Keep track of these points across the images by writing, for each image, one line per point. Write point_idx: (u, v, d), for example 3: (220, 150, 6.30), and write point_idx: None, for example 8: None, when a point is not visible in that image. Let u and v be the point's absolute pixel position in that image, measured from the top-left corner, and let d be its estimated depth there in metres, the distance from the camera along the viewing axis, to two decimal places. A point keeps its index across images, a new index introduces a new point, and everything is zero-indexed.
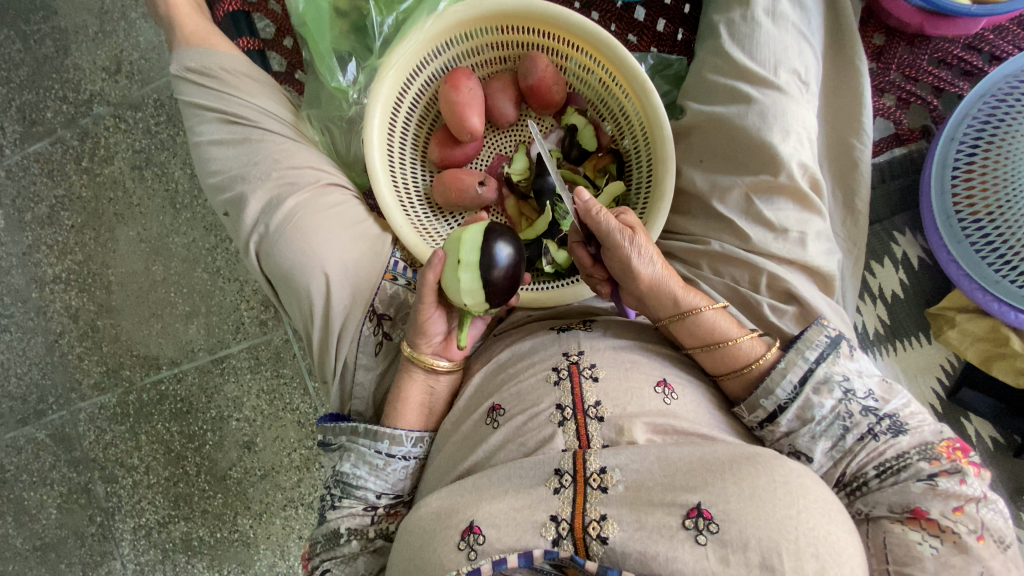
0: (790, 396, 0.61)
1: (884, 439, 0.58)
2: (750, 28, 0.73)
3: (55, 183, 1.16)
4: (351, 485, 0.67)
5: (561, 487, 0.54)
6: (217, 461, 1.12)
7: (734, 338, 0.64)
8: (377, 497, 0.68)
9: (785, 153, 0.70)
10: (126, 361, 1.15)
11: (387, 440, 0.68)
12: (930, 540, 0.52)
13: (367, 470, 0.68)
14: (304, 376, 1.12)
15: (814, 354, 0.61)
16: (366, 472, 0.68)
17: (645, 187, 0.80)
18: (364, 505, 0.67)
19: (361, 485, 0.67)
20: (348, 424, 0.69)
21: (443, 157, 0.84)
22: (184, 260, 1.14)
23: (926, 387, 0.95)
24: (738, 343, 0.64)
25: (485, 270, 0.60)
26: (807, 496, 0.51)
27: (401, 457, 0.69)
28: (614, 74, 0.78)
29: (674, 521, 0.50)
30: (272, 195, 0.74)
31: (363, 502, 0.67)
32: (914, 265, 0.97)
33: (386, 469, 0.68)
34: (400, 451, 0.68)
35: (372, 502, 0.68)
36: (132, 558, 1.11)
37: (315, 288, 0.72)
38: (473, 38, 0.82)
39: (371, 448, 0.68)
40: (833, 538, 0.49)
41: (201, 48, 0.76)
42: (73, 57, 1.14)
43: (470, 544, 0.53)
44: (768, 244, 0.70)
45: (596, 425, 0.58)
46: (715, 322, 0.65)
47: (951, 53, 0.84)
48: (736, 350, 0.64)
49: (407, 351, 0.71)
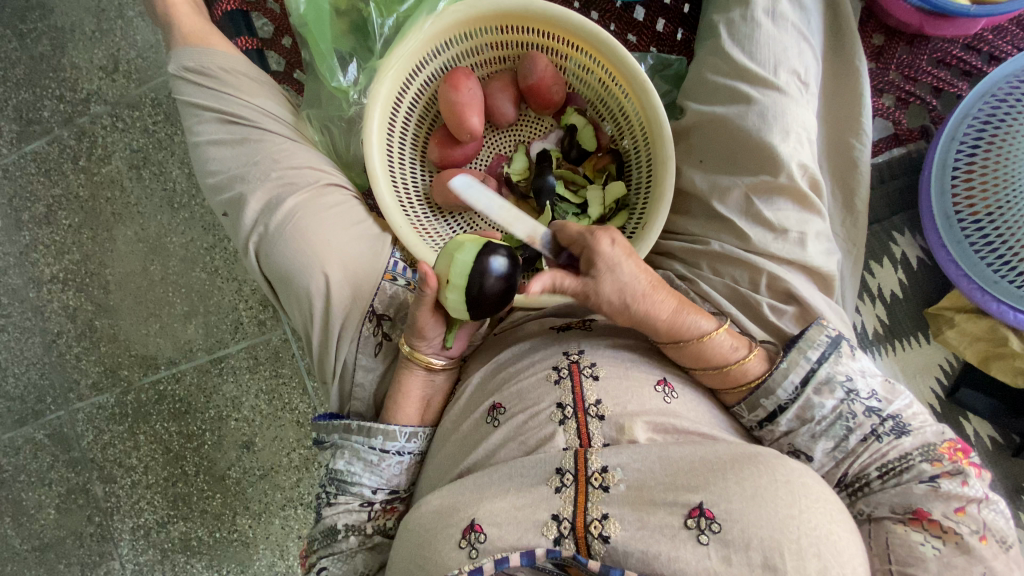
0: (791, 396, 0.61)
1: (887, 440, 0.58)
2: (750, 28, 0.73)
3: (52, 182, 1.16)
4: (347, 483, 0.67)
5: (562, 486, 0.54)
6: (216, 460, 1.12)
7: (742, 359, 0.63)
8: (374, 493, 0.68)
9: (785, 153, 0.70)
10: (124, 361, 1.14)
11: (381, 436, 0.68)
12: (932, 541, 0.52)
13: (362, 466, 0.68)
14: (303, 376, 1.12)
15: (817, 354, 0.61)
16: (361, 468, 0.68)
17: (645, 188, 0.80)
18: (361, 501, 0.67)
19: (357, 482, 0.67)
20: (342, 421, 0.69)
21: (442, 157, 0.84)
22: (182, 260, 1.14)
23: (926, 387, 0.95)
24: (746, 364, 0.63)
25: (471, 293, 0.59)
26: (808, 495, 0.51)
27: (395, 452, 0.68)
28: (614, 74, 0.78)
29: (676, 521, 0.50)
30: (271, 195, 0.74)
31: (359, 497, 0.67)
32: (914, 265, 0.97)
33: (381, 464, 0.68)
34: (395, 446, 0.68)
35: (369, 497, 0.68)
36: (131, 558, 1.11)
37: (315, 289, 0.72)
38: (473, 38, 0.82)
39: (366, 445, 0.68)
40: (834, 538, 0.50)
41: (199, 47, 0.76)
42: (70, 56, 1.14)
43: (471, 543, 0.53)
44: (768, 244, 0.70)
45: (596, 423, 0.58)
46: (726, 344, 0.63)
47: (950, 53, 0.85)
48: (744, 369, 0.63)
49: (406, 349, 0.70)
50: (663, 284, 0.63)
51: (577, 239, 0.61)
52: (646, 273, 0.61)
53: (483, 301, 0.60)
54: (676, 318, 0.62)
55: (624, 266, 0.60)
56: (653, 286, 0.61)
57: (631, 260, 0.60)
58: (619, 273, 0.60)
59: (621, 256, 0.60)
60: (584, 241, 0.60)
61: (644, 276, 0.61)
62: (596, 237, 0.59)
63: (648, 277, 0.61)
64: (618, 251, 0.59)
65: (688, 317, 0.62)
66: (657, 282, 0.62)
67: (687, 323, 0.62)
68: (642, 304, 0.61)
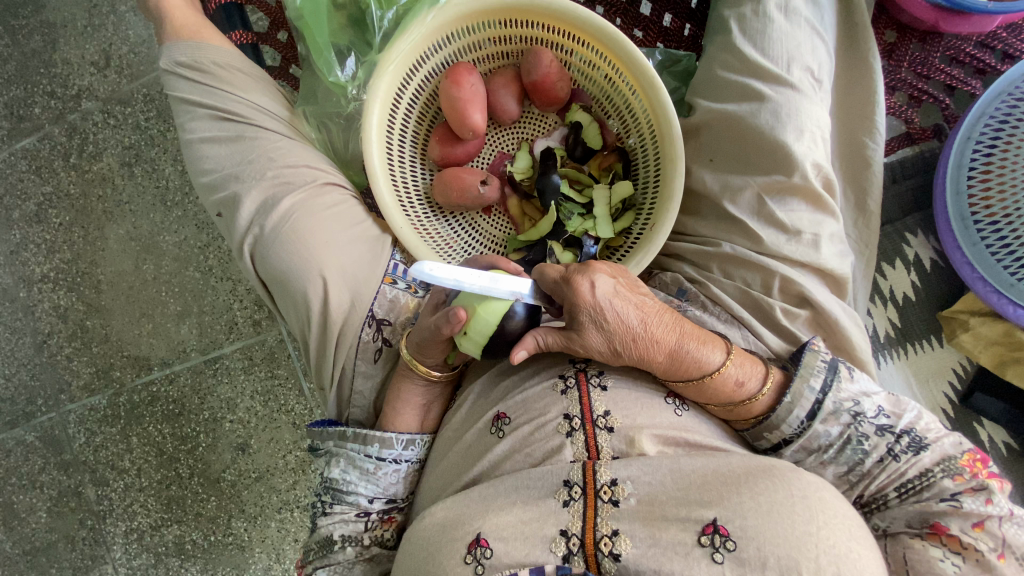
0: (797, 430, 0.59)
1: (905, 458, 0.56)
2: (761, 24, 0.71)
3: (44, 180, 1.13)
4: (342, 491, 0.65)
5: (570, 499, 0.52)
6: (210, 463, 1.10)
7: (754, 397, 0.59)
8: (370, 502, 0.65)
9: (799, 152, 0.67)
10: (116, 362, 1.12)
11: (377, 443, 0.66)
12: (952, 557, 0.50)
13: (357, 475, 0.65)
14: (299, 377, 1.09)
15: (820, 384, 0.59)
16: (357, 476, 0.65)
17: (653, 187, 0.78)
18: (357, 511, 0.65)
19: (352, 491, 0.65)
20: (336, 428, 0.66)
21: (443, 156, 0.81)
22: (175, 259, 1.11)
23: (938, 392, 0.94)
24: (756, 402, 0.59)
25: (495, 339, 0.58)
26: (826, 511, 0.49)
27: (392, 460, 0.66)
28: (621, 70, 0.76)
29: (689, 538, 0.48)
30: (266, 195, 0.71)
31: (355, 507, 0.65)
32: (926, 267, 0.95)
33: (377, 473, 0.66)
34: (391, 454, 0.66)
35: (365, 507, 0.65)
36: (124, 563, 1.09)
37: (313, 294, 0.69)
38: (475, 32, 0.79)
39: (361, 452, 0.65)
40: (855, 555, 0.47)
41: (191, 41, 0.73)
42: (61, 51, 1.11)
43: (477, 558, 0.51)
44: (781, 246, 0.68)
45: (605, 436, 0.55)
46: (737, 381, 0.59)
47: (964, 50, 0.82)
48: (754, 407, 0.60)
49: (406, 356, 0.66)
50: (661, 318, 0.57)
51: (556, 289, 0.58)
52: (637, 310, 0.57)
53: (507, 346, 0.59)
54: (677, 355, 0.57)
55: (606, 310, 0.55)
56: (645, 325, 0.56)
57: (615, 300, 0.56)
58: (602, 319, 0.55)
59: (601, 300, 0.55)
60: (560, 290, 0.57)
61: (633, 313, 0.56)
62: (570, 285, 0.56)
63: (639, 315, 0.56)
64: (596, 296, 0.55)
65: (691, 354, 0.57)
66: (651, 317, 0.57)
67: (691, 360, 0.57)
68: (636, 345, 0.56)
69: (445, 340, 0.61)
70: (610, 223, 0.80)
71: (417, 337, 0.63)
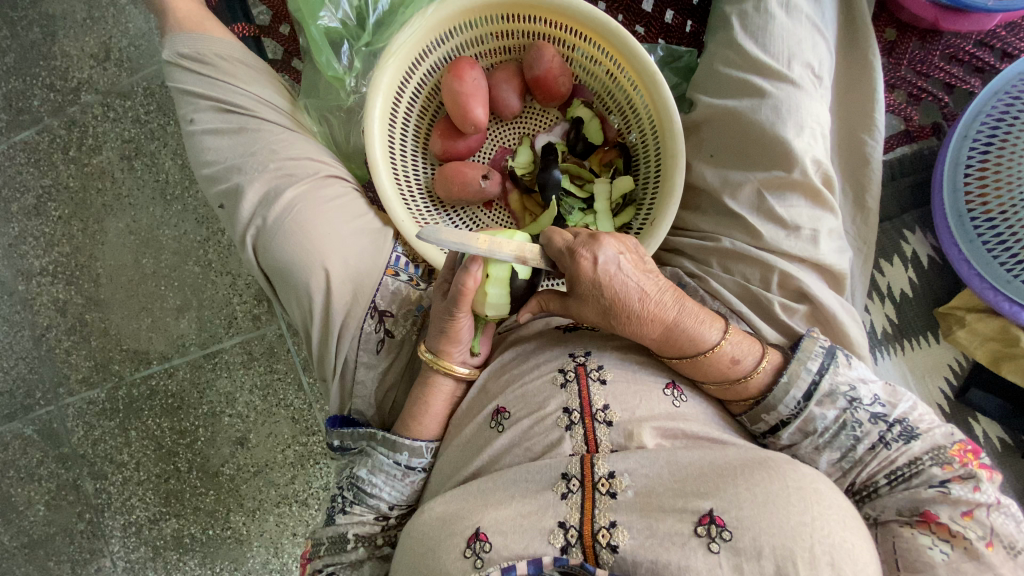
0: (793, 411, 0.60)
1: (895, 446, 0.57)
2: (763, 20, 0.71)
3: (42, 173, 1.12)
4: (365, 492, 0.64)
5: (568, 492, 0.53)
6: (209, 457, 1.10)
7: (750, 374, 0.60)
8: (390, 508, 0.65)
9: (798, 149, 0.68)
10: (115, 356, 1.12)
11: (407, 451, 0.65)
12: (940, 545, 0.51)
13: (383, 478, 0.65)
14: (299, 372, 1.10)
15: (816, 366, 0.59)
16: (382, 480, 0.65)
17: (654, 182, 0.79)
18: (376, 514, 0.64)
19: (375, 494, 0.64)
20: (368, 430, 0.67)
21: (444, 150, 0.82)
22: (174, 253, 1.11)
23: (934, 387, 0.95)
24: (751, 381, 0.60)
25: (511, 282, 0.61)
26: (821, 502, 0.50)
27: (419, 469, 0.66)
28: (623, 64, 0.76)
29: (685, 528, 0.49)
30: (269, 187, 0.72)
31: (374, 511, 0.64)
32: (924, 264, 0.96)
33: (403, 479, 0.66)
34: (420, 463, 0.66)
35: (384, 512, 0.65)
36: (122, 556, 1.09)
37: (315, 286, 0.70)
38: (477, 27, 0.80)
39: (389, 459, 0.65)
40: (849, 546, 0.48)
41: (195, 33, 0.74)
42: (61, 43, 1.11)
43: (476, 552, 0.51)
44: (780, 241, 0.68)
45: (604, 430, 0.56)
46: (733, 358, 0.60)
47: (963, 49, 0.83)
48: (750, 385, 0.60)
49: (427, 356, 0.66)
50: (661, 295, 0.59)
51: (559, 257, 0.59)
52: (638, 286, 0.58)
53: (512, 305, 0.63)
54: (673, 331, 0.59)
55: (604, 285, 0.57)
56: (643, 301, 0.58)
57: (616, 275, 0.57)
58: (600, 294, 0.58)
59: (601, 275, 0.57)
60: (564, 260, 0.58)
61: (632, 289, 0.58)
62: (573, 258, 0.58)
63: (638, 290, 0.58)
64: (598, 271, 0.57)
65: (686, 331, 0.59)
66: (650, 294, 0.58)
67: (687, 341, 0.59)
68: (631, 320, 0.59)
69: (468, 318, 0.63)
70: (610, 218, 0.82)
71: (437, 326, 0.64)
